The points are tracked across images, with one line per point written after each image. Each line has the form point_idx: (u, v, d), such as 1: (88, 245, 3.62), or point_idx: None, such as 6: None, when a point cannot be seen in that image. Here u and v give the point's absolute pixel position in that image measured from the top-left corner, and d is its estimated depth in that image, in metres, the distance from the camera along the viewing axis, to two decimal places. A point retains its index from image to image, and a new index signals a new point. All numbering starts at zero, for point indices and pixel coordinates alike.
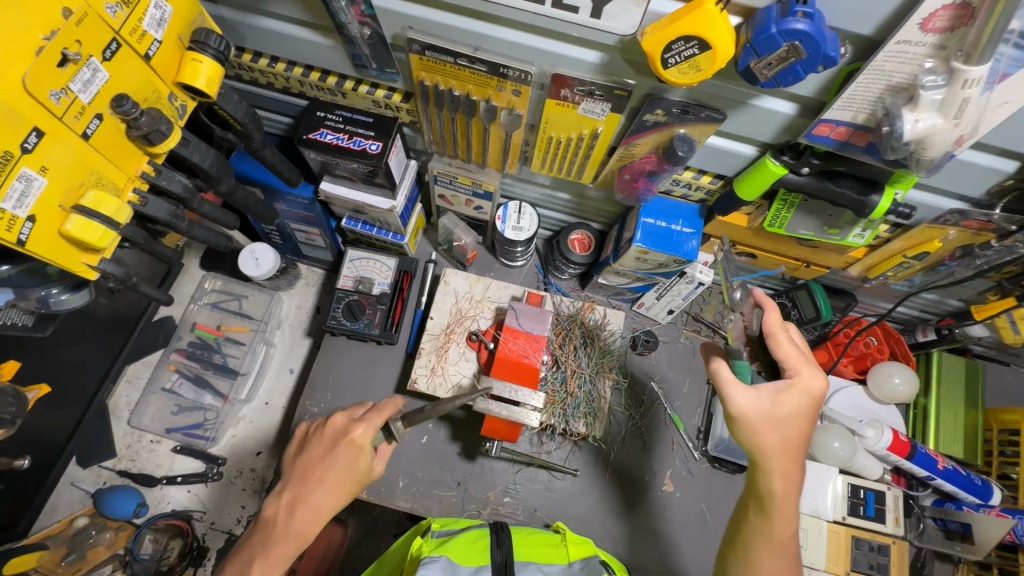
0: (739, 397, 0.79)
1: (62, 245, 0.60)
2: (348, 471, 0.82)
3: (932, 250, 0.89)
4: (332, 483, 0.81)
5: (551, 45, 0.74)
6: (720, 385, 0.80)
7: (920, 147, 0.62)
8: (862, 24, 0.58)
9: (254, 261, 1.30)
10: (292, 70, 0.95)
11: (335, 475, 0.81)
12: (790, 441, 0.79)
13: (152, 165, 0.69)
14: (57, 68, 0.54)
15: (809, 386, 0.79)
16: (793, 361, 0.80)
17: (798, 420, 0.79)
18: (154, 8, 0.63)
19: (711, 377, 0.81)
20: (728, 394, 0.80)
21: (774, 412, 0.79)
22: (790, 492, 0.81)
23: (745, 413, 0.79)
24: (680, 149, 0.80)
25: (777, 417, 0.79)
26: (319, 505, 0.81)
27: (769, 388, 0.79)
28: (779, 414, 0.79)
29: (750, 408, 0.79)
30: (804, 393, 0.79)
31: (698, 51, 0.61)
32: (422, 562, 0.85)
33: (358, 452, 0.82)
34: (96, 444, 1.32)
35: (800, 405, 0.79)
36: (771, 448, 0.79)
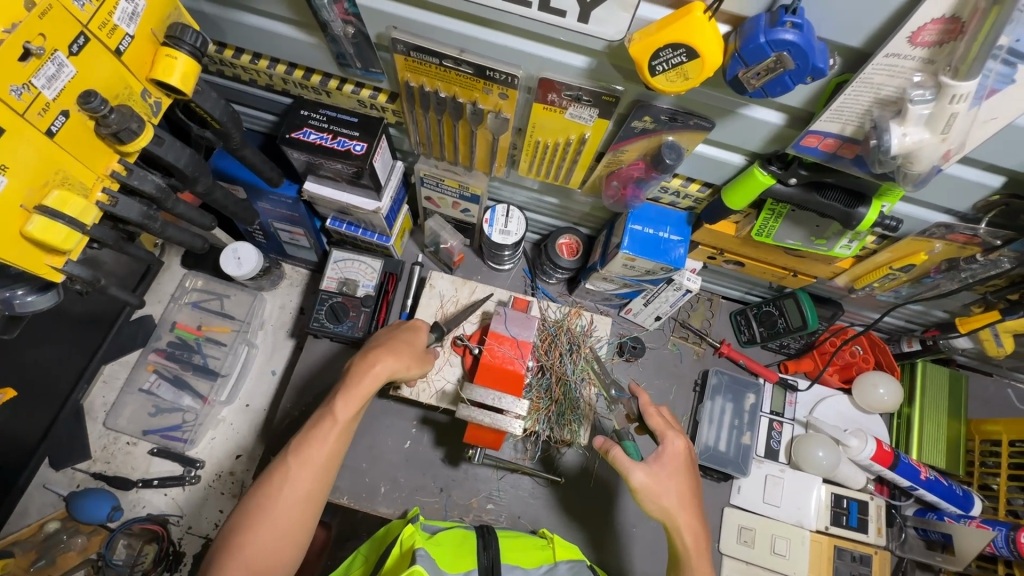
0: (637, 474, 0.87)
1: (25, 246, 0.57)
2: (408, 342, 0.93)
3: (917, 262, 0.88)
4: (402, 349, 0.90)
5: (538, 50, 0.73)
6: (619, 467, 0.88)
7: (906, 161, 0.62)
8: (851, 35, 0.57)
9: (236, 261, 1.27)
10: (275, 67, 0.92)
11: (403, 344, 0.92)
12: (681, 493, 0.88)
13: (123, 164, 0.67)
14: (19, 62, 0.52)
15: (672, 450, 0.90)
16: (657, 427, 0.93)
17: (680, 477, 0.88)
18: (126, 2, 0.61)
19: (610, 461, 0.89)
20: (629, 471, 0.87)
21: (660, 477, 0.88)
22: (697, 544, 0.87)
23: (645, 485, 0.87)
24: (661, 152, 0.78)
25: (666, 478, 0.88)
26: (390, 362, 0.86)
27: (659, 459, 0.89)
28: (666, 477, 0.88)
29: (647, 480, 0.87)
30: (675, 455, 0.90)
31: (686, 59, 0.60)
32: (416, 555, 0.81)
33: (411, 330, 0.96)
34: (70, 445, 1.29)
35: (675, 463, 0.90)
36: (668, 504, 0.87)
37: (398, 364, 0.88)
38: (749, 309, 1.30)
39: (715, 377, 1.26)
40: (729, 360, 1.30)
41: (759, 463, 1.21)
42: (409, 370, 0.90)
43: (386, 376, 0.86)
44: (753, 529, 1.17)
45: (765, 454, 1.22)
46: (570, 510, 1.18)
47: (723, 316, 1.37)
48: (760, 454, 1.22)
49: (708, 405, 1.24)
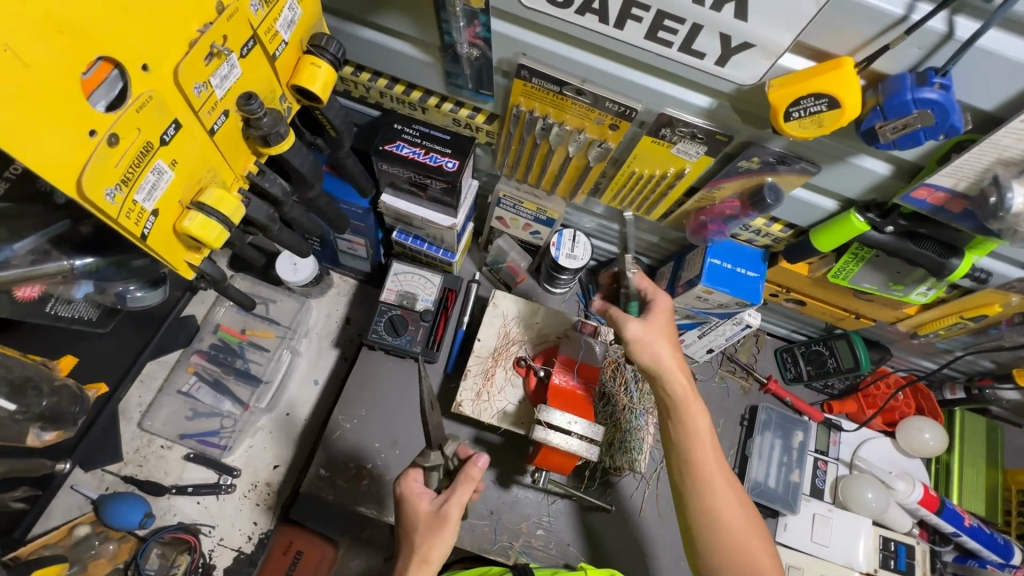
0: (631, 323, 0.92)
1: (174, 242, 0.56)
2: (411, 535, 0.81)
3: (991, 313, 0.91)
4: (424, 543, 0.80)
5: (661, 87, 0.75)
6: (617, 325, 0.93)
7: (1021, 220, 0.65)
8: (986, 100, 0.60)
9: (291, 266, 1.28)
10: (377, 81, 0.94)
11: (419, 531, 0.81)
12: (676, 372, 0.90)
13: (257, 166, 0.67)
14: (204, 61, 0.52)
15: (660, 325, 0.93)
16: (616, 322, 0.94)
17: (682, 375, 0.89)
18: (288, 10, 0.62)
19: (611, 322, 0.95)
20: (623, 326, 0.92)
21: (651, 325, 0.93)
22: (687, 396, 0.89)
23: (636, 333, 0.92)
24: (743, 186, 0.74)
25: (655, 328, 0.93)
26: (420, 574, 0.78)
27: (648, 357, 0.91)
28: (662, 338, 0.92)
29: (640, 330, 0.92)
30: (652, 329, 0.92)
31: (826, 109, 0.63)
32: None
33: (409, 498, 0.85)
34: (103, 446, 1.23)
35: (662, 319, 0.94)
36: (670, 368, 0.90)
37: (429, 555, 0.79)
38: (796, 347, 1.33)
39: (764, 413, 1.28)
40: (776, 397, 1.31)
41: (805, 501, 1.22)
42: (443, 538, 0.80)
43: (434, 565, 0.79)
44: (801, 568, 1.16)
45: (811, 493, 1.24)
46: (618, 542, 1.16)
47: (768, 353, 1.40)
48: (806, 493, 1.23)
49: (757, 440, 1.26)
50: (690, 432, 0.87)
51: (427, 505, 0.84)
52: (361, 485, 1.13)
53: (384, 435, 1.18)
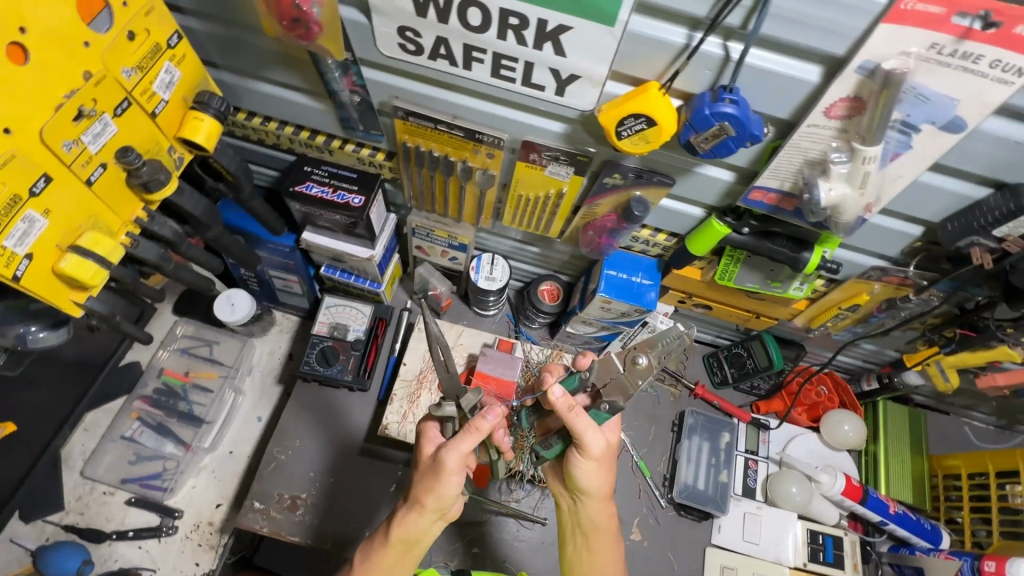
0: (594, 440, 0.82)
1: (54, 283, 0.63)
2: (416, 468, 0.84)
3: (862, 302, 0.99)
4: (420, 485, 0.81)
5: (520, 117, 0.84)
6: (578, 434, 0.81)
7: (835, 211, 0.73)
8: (780, 109, 0.68)
9: (229, 307, 1.31)
10: (283, 128, 1.02)
11: (419, 474, 0.82)
12: (605, 486, 0.90)
13: (146, 211, 0.74)
14: (73, 122, 0.60)
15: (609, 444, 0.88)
16: (579, 430, 0.81)
17: (606, 504, 0.91)
18: (164, 73, 0.70)
19: (569, 426, 0.81)
20: (586, 441, 0.82)
21: (603, 457, 0.86)
22: (602, 516, 0.92)
23: (596, 453, 0.84)
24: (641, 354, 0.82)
25: (604, 461, 0.87)
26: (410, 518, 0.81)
27: (590, 469, 0.87)
28: (608, 456, 0.88)
29: (601, 448, 0.84)
30: (608, 448, 0.86)
31: (646, 126, 0.71)
32: None
33: (423, 439, 0.85)
34: (44, 495, 1.25)
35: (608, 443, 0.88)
36: (600, 484, 0.89)
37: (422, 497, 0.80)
38: (720, 351, 1.38)
39: (692, 417, 1.31)
40: (704, 401, 1.36)
41: (736, 502, 1.25)
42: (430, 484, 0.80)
43: (428, 508, 0.80)
44: (735, 568, 1.19)
45: (743, 492, 1.26)
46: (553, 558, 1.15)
47: (696, 359, 1.44)
48: (738, 493, 1.26)
49: (685, 444, 1.29)
50: (593, 525, 0.92)
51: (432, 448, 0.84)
52: (295, 515, 1.14)
53: (318, 464, 1.20)
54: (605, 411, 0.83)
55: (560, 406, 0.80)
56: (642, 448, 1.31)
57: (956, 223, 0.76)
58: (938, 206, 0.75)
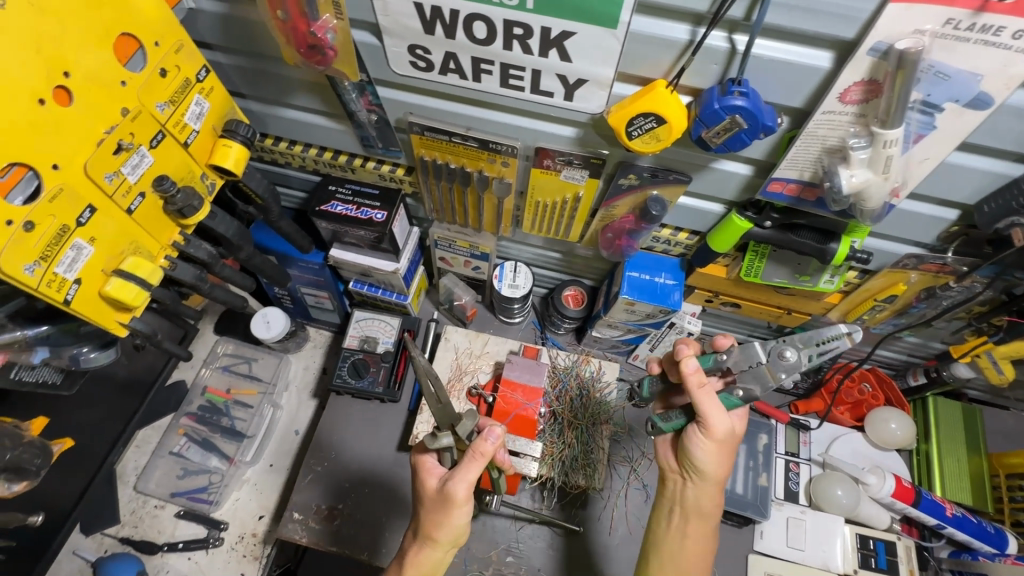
0: (720, 421, 0.84)
1: (101, 305, 0.67)
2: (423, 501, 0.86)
3: (898, 292, 0.95)
4: (430, 520, 0.84)
5: (532, 124, 0.85)
6: (706, 413, 0.83)
7: (859, 199, 0.70)
8: (793, 98, 0.67)
9: (265, 324, 1.36)
10: (308, 151, 1.07)
11: (426, 507, 0.85)
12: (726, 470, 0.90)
13: (183, 235, 0.78)
14: (113, 155, 0.65)
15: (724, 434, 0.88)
16: (709, 409, 0.83)
17: (717, 494, 0.90)
18: (195, 105, 0.75)
19: (697, 406, 0.83)
20: (712, 421, 0.83)
21: (728, 438, 0.87)
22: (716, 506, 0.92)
23: (721, 434, 0.85)
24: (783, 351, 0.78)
25: (726, 445, 0.88)
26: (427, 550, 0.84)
27: (712, 450, 0.87)
28: (731, 442, 0.88)
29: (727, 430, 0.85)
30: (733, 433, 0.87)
31: (656, 125, 0.71)
32: None
33: (423, 471, 0.87)
34: (100, 510, 1.30)
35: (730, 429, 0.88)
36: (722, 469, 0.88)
37: (437, 526, 0.83)
38: (753, 351, 1.34)
39: None
40: None
41: (778, 506, 1.20)
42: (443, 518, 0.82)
43: (445, 540, 0.83)
44: None
45: (785, 496, 1.22)
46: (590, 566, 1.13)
47: None
48: (779, 497, 1.21)
49: None
50: (700, 510, 0.91)
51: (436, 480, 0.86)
52: (333, 526, 1.16)
53: (354, 475, 1.22)
54: (738, 396, 0.83)
55: (693, 381, 0.84)
56: None
57: (994, 205, 0.72)
58: (971, 187, 0.72)
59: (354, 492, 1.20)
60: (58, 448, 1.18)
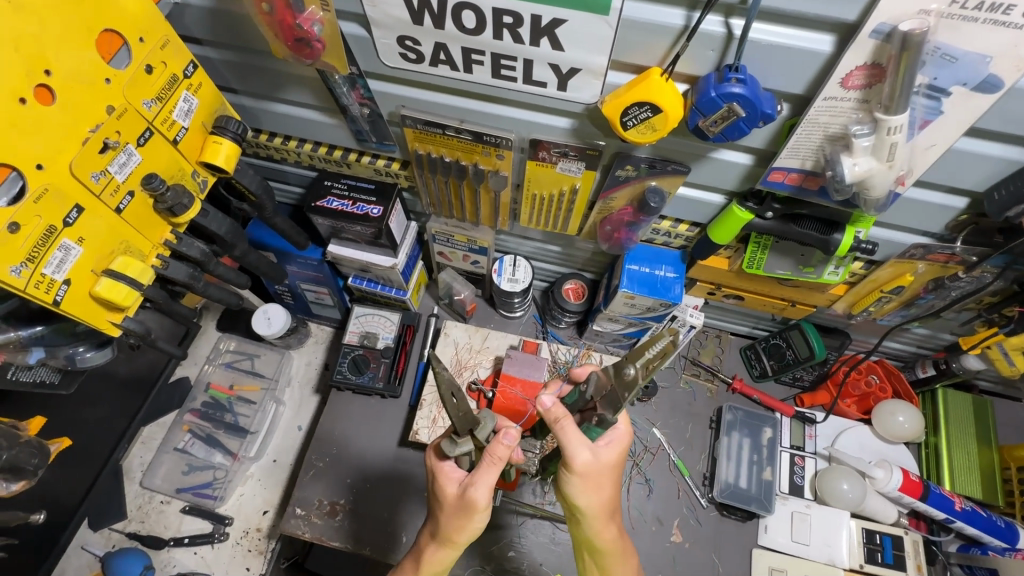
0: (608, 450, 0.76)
1: (92, 305, 0.67)
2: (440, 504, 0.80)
3: (905, 284, 0.92)
4: (450, 524, 0.79)
5: (527, 116, 0.83)
6: (561, 445, 0.72)
7: (862, 187, 0.68)
8: (794, 84, 0.65)
9: (266, 321, 1.36)
10: (302, 146, 1.06)
11: (445, 513, 0.79)
12: (603, 502, 0.77)
13: (174, 234, 0.78)
14: (99, 154, 0.64)
15: (611, 460, 0.76)
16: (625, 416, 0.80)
17: (609, 527, 0.80)
18: (183, 101, 0.74)
19: (556, 435, 0.73)
20: (569, 453, 0.72)
21: (596, 474, 0.74)
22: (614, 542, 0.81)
23: (580, 469, 0.72)
24: (628, 364, 0.67)
25: (600, 478, 0.75)
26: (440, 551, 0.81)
27: (579, 486, 0.74)
28: (602, 475, 0.75)
29: (587, 464, 0.72)
30: (599, 464, 0.74)
31: (651, 114, 0.69)
32: None
33: (443, 477, 0.80)
34: (108, 505, 1.32)
35: (621, 454, 0.78)
36: (589, 503, 0.76)
37: (458, 529, 0.78)
38: (757, 343, 1.32)
39: (730, 413, 1.26)
40: (743, 396, 1.30)
41: (783, 500, 1.19)
42: (462, 523, 0.78)
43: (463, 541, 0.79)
44: (784, 570, 1.13)
45: (789, 490, 1.20)
46: None
47: (733, 353, 1.39)
48: (784, 491, 1.20)
49: (724, 441, 1.24)
50: (602, 550, 0.81)
51: (455, 483, 0.79)
52: (336, 521, 1.17)
53: (355, 470, 1.22)
54: (597, 426, 0.75)
55: (548, 414, 0.74)
56: (679, 447, 1.26)
57: (1004, 192, 0.69)
58: (981, 174, 0.69)
59: (356, 487, 1.20)
60: (54, 448, 1.08)
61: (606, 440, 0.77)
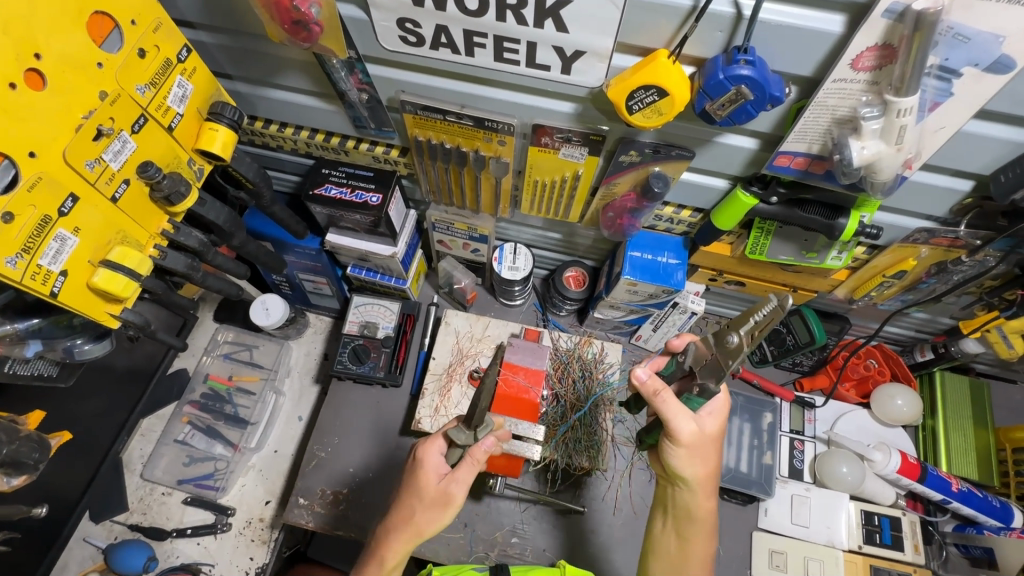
0: (708, 422, 0.81)
1: (90, 297, 0.66)
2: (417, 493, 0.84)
3: (908, 268, 0.92)
4: (424, 517, 0.84)
5: (529, 100, 0.82)
6: (665, 417, 0.77)
7: (870, 171, 0.68)
8: (802, 66, 0.64)
9: (264, 311, 1.34)
10: (299, 133, 1.04)
11: (421, 502, 0.84)
12: (706, 468, 0.83)
13: (171, 223, 0.76)
14: (92, 141, 0.62)
15: (712, 432, 0.81)
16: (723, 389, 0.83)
17: (707, 498, 0.86)
18: (177, 87, 0.72)
19: (656, 407, 0.77)
20: (675, 425, 0.77)
21: (704, 441, 0.80)
22: (709, 509, 0.87)
23: (687, 440, 0.78)
24: (732, 333, 0.70)
25: (705, 445, 0.80)
26: (404, 538, 0.85)
27: (684, 457, 0.80)
28: (704, 445, 0.80)
29: (692, 435, 0.78)
30: (702, 435, 0.79)
31: (658, 98, 0.68)
32: None
33: (423, 471, 0.85)
34: (109, 497, 1.31)
35: (720, 424, 0.82)
36: (693, 471, 0.82)
37: (432, 522, 0.84)
38: (757, 329, 1.32)
39: (730, 398, 1.27)
40: (744, 381, 1.31)
41: (783, 483, 1.20)
42: (437, 518, 0.84)
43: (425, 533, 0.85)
44: (784, 552, 1.14)
45: (789, 474, 1.21)
46: (597, 543, 1.15)
47: None
48: (784, 474, 1.21)
49: (725, 426, 1.24)
50: (694, 518, 0.87)
51: (438, 475, 0.85)
52: (340, 510, 1.17)
53: (358, 460, 1.23)
54: (697, 396, 0.75)
55: (645, 387, 0.77)
56: None
57: (1011, 174, 0.69)
58: (987, 157, 0.69)
59: (360, 476, 1.20)
60: (55, 442, 1.09)
61: (709, 411, 0.82)
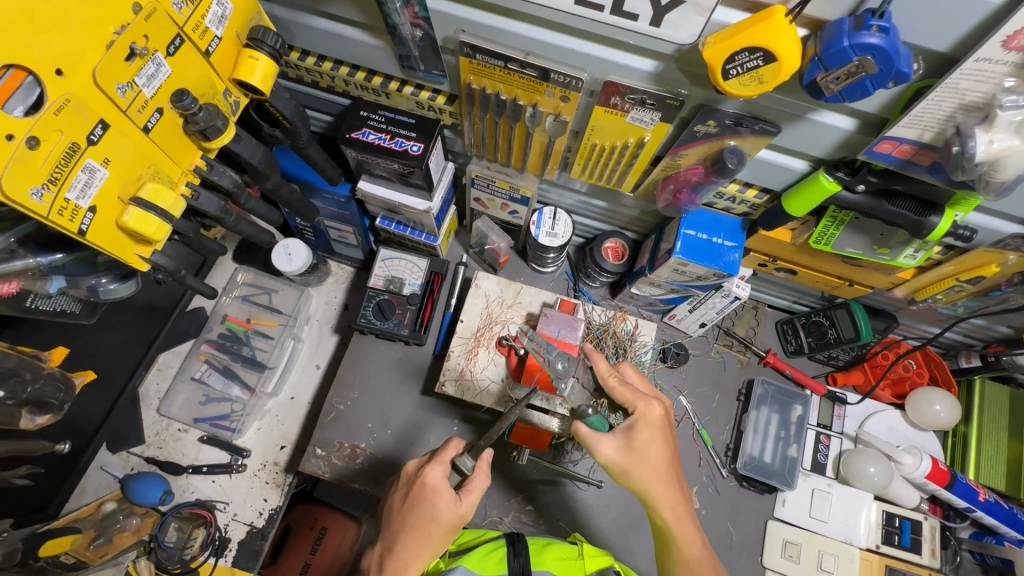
0: (649, 406, 0.84)
1: (118, 236, 0.60)
2: (430, 516, 0.80)
3: (988, 274, 0.86)
4: (441, 539, 0.81)
5: (603, 52, 0.73)
6: (624, 400, 0.86)
7: (991, 169, 0.60)
8: (937, 40, 0.56)
9: (287, 257, 1.29)
10: (338, 69, 0.95)
11: (438, 528, 0.80)
12: (657, 470, 0.82)
13: (205, 160, 0.70)
14: (125, 62, 0.55)
15: (648, 433, 0.83)
16: (627, 399, 0.86)
17: (674, 502, 0.83)
18: (217, 5, 0.64)
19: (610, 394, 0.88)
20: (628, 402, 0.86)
21: (637, 445, 0.82)
22: (678, 514, 0.83)
23: (626, 441, 0.82)
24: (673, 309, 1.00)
25: (639, 451, 0.82)
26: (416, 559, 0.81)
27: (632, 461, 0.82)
28: (647, 443, 0.82)
29: (625, 434, 0.83)
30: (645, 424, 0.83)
31: (762, 63, 0.59)
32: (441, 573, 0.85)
33: (434, 495, 0.81)
34: (126, 430, 1.30)
35: (658, 425, 0.84)
36: (643, 482, 0.82)
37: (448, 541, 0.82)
38: (796, 319, 1.26)
39: (761, 387, 1.24)
40: (776, 370, 1.26)
41: (805, 477, 1.19)
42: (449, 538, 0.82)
43: (436, 551, 0.82)
44: (799, 543, 1.14)
45: (812, 468, 1.19)
46: (612, 517, 1.15)
47: (769, 325, 1.34)
48: (807, 468, 1.19)
49: (752, 415, 1.22)
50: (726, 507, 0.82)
51: (448, 499, 0.81)
52: (357, 465, 1.16)
53: (376, 416, 1.21)
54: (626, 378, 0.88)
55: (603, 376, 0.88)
56: (705, 416, 1.24)
57: None
58: None
59: (379, 432, 1.19)
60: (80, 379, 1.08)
61: (642, 414, 0.84)
